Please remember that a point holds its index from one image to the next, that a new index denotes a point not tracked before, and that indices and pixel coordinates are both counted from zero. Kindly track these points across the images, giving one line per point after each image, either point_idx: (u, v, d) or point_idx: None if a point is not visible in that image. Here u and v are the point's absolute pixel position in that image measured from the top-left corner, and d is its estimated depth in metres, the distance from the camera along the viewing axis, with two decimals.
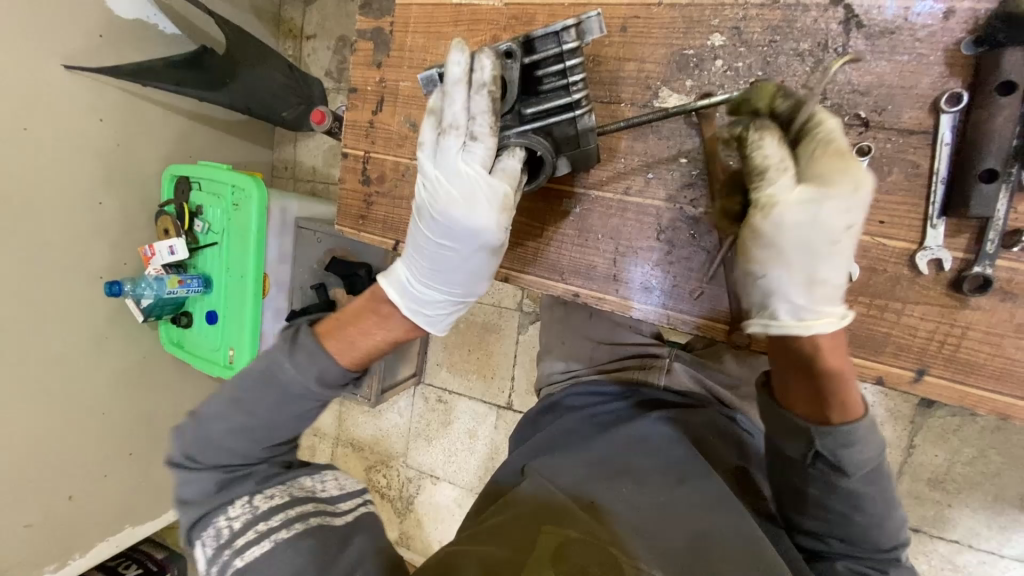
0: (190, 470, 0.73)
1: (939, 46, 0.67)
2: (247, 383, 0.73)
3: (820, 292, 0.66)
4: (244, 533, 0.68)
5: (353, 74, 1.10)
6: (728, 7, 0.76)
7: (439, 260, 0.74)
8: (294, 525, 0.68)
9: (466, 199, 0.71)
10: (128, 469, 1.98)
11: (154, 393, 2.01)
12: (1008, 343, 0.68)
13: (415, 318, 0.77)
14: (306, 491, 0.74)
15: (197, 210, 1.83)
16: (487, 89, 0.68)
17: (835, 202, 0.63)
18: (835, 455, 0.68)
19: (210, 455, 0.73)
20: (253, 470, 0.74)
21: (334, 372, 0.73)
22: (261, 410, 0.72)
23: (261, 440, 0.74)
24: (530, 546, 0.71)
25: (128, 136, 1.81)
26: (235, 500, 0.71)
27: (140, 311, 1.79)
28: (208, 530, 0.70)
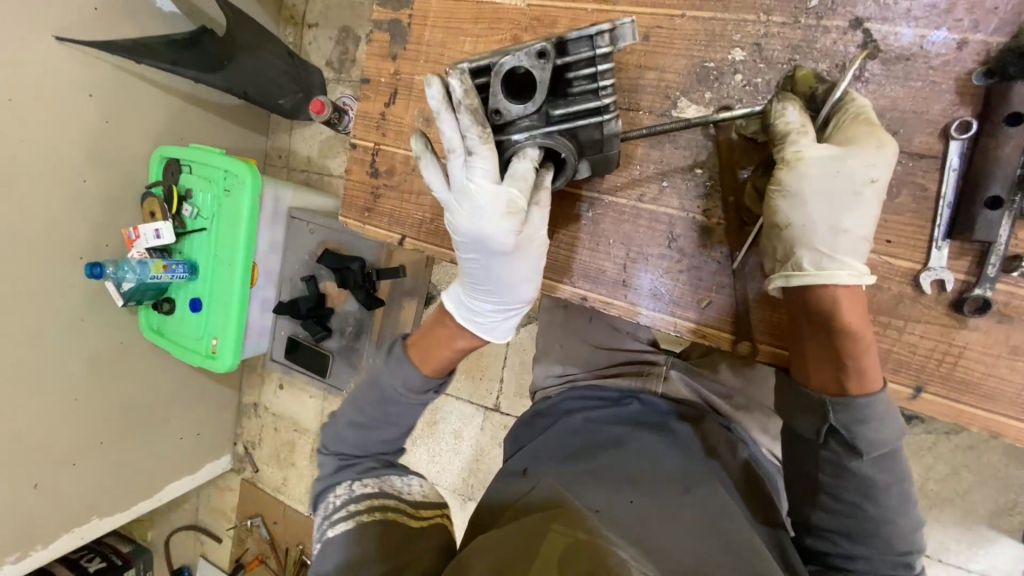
0: (322, 453, 0.95)
1: (952, 74, 0.69)
2: (361, 387, 0.94)
3: (843, 243, 0.67)
4: (340, 510, 0.85)
5: (366, 64, 1.09)
6: (750, 23, 0.78)
7: (476, 274, 0.81)
8: (374, 513, 0.82)
9: (475, 213, 0.74)
10: (99, 458, 1.91)
11: (132, 380, 1.94)
12: (1002, 364, 0.71)
13: (472, 327, 0.87)
14: (392, 489, 0.88)
15: (186, 194, 1.77)
16: (466, 105, 0.69)
17: (857, 159, 0.66)
18: (848, 430, 0.68)
19: (331, 443, 0.94)
20: (359, 461, 0.93)
21: (416, 378, 0.88)
22: (365, 408, 0.92)
23: (371, 440, 0.92)
24: (538, 547, 0.74)
25: (120, 113, 1.75)
26: (340, 482, 0.89)
27: (120, 295, 1.72)
28: (322, 501, 0.90)
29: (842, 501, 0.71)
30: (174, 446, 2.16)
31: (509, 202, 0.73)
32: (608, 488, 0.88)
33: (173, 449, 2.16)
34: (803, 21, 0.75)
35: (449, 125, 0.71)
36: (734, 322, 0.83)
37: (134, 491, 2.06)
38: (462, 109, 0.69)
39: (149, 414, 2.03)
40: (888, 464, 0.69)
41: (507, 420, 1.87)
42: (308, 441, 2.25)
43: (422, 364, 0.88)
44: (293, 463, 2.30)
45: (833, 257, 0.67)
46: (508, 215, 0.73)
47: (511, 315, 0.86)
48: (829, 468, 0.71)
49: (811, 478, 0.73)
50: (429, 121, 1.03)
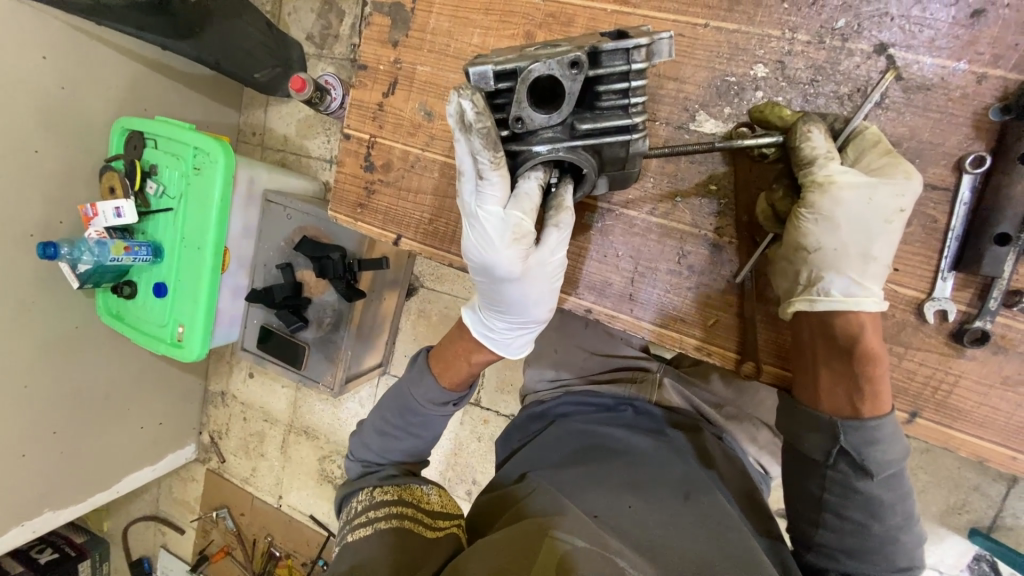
0: (350, 458, 1.03)
1: (970, 108, 0.69)
2: (388, 398, 1.00)
3: (868, 270, 0.69)
4: (361, 515, 0.90)
5: (363, 49, 1.01)
6: (775, 39, 0.76)
7: (486, 295, 0.82)
8: (391, 521, 0.86)
9: (481, 241, 0.73)
10: (52, 450, 1.78)
11: (90, 368, 1.81)
12: (995, 394, 0.73)
13: (485, 341, 0.89)
14: (411, 496, 0.92)
15: (150, 170, 1.64)
16: (475, 129, 0.65)
17: (885, 190, 0.67)
18: (857, 451, 0.69)
19: (358, 448, 1.01)
20: (382, 468, 0.98)
21: (435, 390, 0.95)
22: (390, 417, 0.98)
23: (394, 449, 0.98)
24: (534, 552, 0.72)
25: (78, 80, 1.59)
26: (363, 488, 0.95)
27: (75, 278, 1.60)
28: (349, 504, 0.96)
29: (841, 524, 0.72)
30: (136, 438, 2.04)
31: (516, 232, 0.72)
32: (607, 493, 0.89)
33: (135, 440, 2.04)
34: (828, 42, 0.73)
35: (463, 148, 0.70)
36: (739, 342, 0.83)
37: (91, 483, 1.95)
38: (473, 133, 0.66)
39: (109, 404, 1.90)
40: (896, 483, 0.71)
41: (487, 414, 1.84)
42: (278, 432, 2.17)
43: (443, 377, 0.95)
44: (262, 454, 2.22)
45: (858, 284, 0.69)
46: (512, 243, 0.72)
47: (524, 331, 0.87)
48: (836, 488, 0.72)
49: (815, 497, 0.74)
50: (430, 116, 0.97)
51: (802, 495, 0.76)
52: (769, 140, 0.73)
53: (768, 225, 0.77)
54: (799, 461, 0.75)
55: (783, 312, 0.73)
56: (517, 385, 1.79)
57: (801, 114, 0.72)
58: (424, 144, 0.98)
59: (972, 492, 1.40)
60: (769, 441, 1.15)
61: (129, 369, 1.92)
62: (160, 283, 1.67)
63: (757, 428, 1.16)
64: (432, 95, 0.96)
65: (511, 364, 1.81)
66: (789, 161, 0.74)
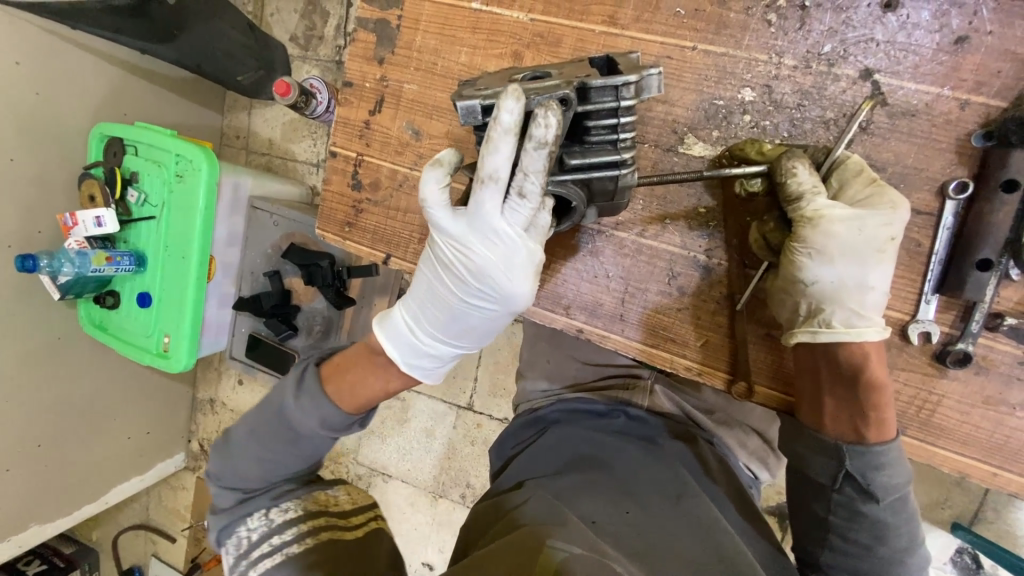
0: (217, 486, 0.88)
1: (952, 135, 0.70)
2: (261, 419, 0.86)
3: (867, 298, 0.70)
4: (260, 545, 0.80)
5: (348, 66, 0.99)
6: (762, 63, 0.76)
7: (460, 317, 0.77)
8: (304, 540, 0.79)
9: (507, 261, 0.71)
10: (36, 464, 1.74)
11: (73, 380, 1.77)
12: (976, 412, 0.75)
13: (414, 372, 0.82)
14: (318, 505, 0.85)
15: (131, 178, 1.61)
16: (548, 148, 0.63)
17: (874, 220, 0.68)
18: (863, 476, 0.72)
19: (228, 476, 0.87)
20: (268, 488, 0.86)
21: (337, 416, 0.83)
22: (270, 444, 0.84)
23: (275, 472, 0.85)
24: (533, 558, 0.71)
25: (52, 87, 1.54)
26: (253, 513, 0.84)
27: (55, 289, 1.56)
28: (231, 537, 0.84)
29: (848, 546, 0.75)
30: (124, 448, 2.00)
31: (535, 260, 0.73)
32: (602, 499, 0.88)
33: (124, 451, 2.00)
34: (815, 66, 0.74)
35: (505, 154, 0.65)
36: (728, 361, 0.84)
37: (78, 495, 1.91)
38: (542, 149, 0.63)
39: (94, 417, 1.86)
40: (903, 506, 0.74)
41: (481, 419, 1.84)
42: None
43: (343, 402, 0.83)
44: None
45: (861, 314, 0.70)
46: (532, 275, 0.73)
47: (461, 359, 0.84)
48: (841, 511, 0.75)
49: (820, 519, 0.77)
50: (418, 135, 0.95)
51: (806, 515, 0.79)
52: (754, 170, 0.74)
53: (762, 255, 0.77)
54: (807, 483, 0.78)
55: (785, 341, 0.75)
56: (509, 390, 1.79)
57: (784, 149, 0.73)
58: (412, 163, 0.97)
59: (954, 488, 1.44)
60: (759, 448, 1.17)
61: (114, 380, 1.89)
62: (144, 292, 1.64)
63: (747, 434, 1.17)
64: (419, 114, 0.95)
65: (503, 369, 1.81)
66: (774, 195, 0.75)
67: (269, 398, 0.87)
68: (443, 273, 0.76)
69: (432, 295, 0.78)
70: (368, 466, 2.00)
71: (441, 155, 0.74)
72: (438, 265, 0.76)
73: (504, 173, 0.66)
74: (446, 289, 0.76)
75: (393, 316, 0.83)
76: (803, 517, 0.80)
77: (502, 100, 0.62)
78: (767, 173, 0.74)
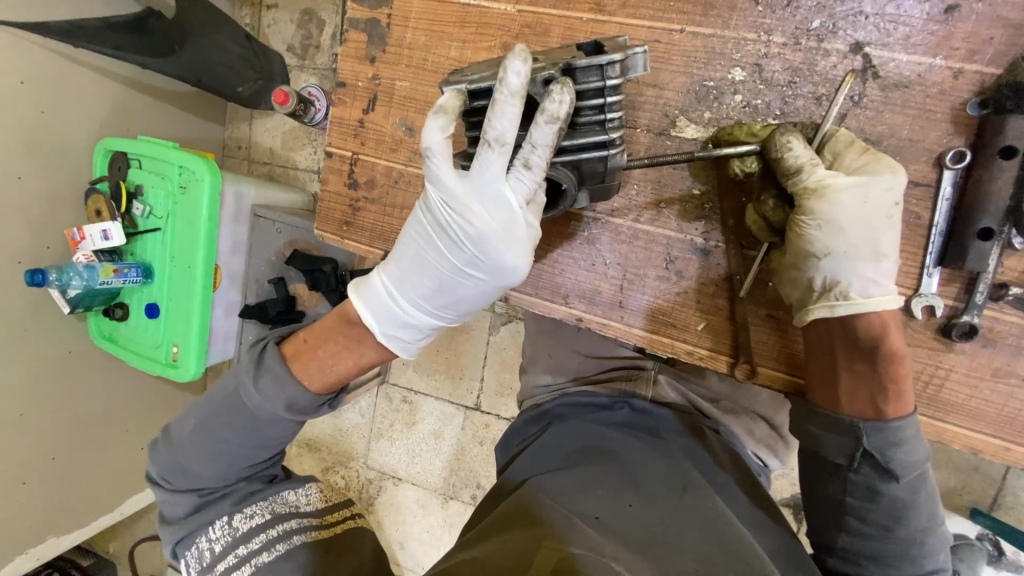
0: (170, 492, 0.87)
1: (946, 104, 0.70)
2: (214, 409, 0.84)
3: (881, 266, 0.69)
4: (225, 557, 0.81)
5: (340, 66, 1.00)
6: (751, 42, 0.75)
7: (450, 287, 0.75)
8: (277, 547, 0.81)
9: (505, 233, 0.71)
10: (51, 477, 1.75)
11: (86, 393, 1.79)
12: (985, 385, 0.73)
13: (390, 344, 0.80)
14: (289, 507, 0.87)
15: (136, 191, 1.63)
16: (560, 124, 0.65)
17: (879, 187, 0.67)
18: (882, 455, 0.71)
19: (184, 480, 0.86)
20: (231, 489, 0.86)
21: (304, 398, 0.82)
22: (225, 426, 0.82)
23: (230, 464, 0.84)
24: (529, 554, 0.71)
25: (57, 104, 1.57)
26: (213, 522, 0.84)
27: (65, 303, 1.58)
28: (190, 548, 0.84)
29: (865, 526, 0.75)
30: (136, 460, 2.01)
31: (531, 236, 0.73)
32: (604, 495, 0.87)
33: (137, 462, 2.01)
34: (804, 43, 0.73)
35: (513, 119, 0.65)
36: (732, 344, 0.83)
37: (94, 507, 1.92)
38: (554, 122, 0.64)
39: (107, 429, 1.88)
40: (923, 484, 0.73)
41: (489, 418, 1.84)
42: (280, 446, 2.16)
43: (311, 381, 0.82)
44: None
45: (877, 283, 0.70)
46: (529, 252, 0.73)
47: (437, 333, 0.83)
48: (858, 491, 0.74)
49: (837, 501, 0.77)
50: (411, 131, 0.96)
51: (821, 498, 0.78)
52: (746, 150, 0.73)
53: (763, 236, 0.77)
54: (820, 465, 0.77)
55: (800, 320, 0.74)
56: (516, 388, 1.79)
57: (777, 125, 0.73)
58: (407, 159, 0.97)
59: (971, 472, 1.40)
60: (767, 435, 1.15)
61: (125, 391, 1.91)
62: (152, 303, 1.66)
63: (754, 421, 1.16)
64: (413, 110, 0.95)
65: (509, 368, 1.80)
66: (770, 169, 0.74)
67: (222, 386, 0.85)
68: (439, 239, 0.74)
69: (422, 261, 0.76)
70: (378, 470, 2.00)
71: (443, 99, 0.69)
72: (434, 231, 0.74)
73: (510, 137, 0.66)
74: (441, 255, 0.74)
75: (376, 282, 0.80)
76: (818, 500, 0.79)
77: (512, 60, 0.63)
78: (760, 152, 0.73)
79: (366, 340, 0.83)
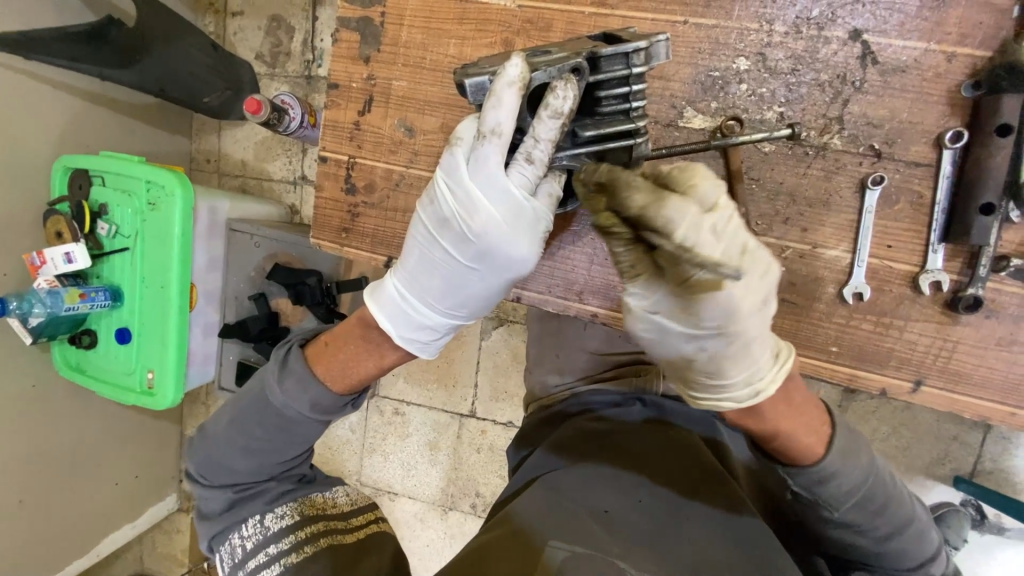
0: (206, 487, 0.84)
1: (943, 86, 0.73)
2: (242, 409, 0.81)
3: (746, 335, 0.60)
4: (256, 555, 0.79)
5: (332, 67, 0.97)
6: (753, 31, 0.77)
7: (456, 285, 0.71)
8: (302, 549, 0.77)
9: (509, 224, 0.67)
10: (19, 521, 1.62)
11: (54, 428, 1.66)
12: (990, 355, 0.76)
13: (407, 345, 0.76)
14: (317, 509, 0.83)
15: (101, 210, 1.54)
16: (563, 119, 0.63)
17: (723, 218, 0.54)
18: (810, 491, 0.75)
19: (218, 476, 0.83)
20: (263, 488, 0.83)
21: (327, 399, 0.79)
22: (254, 430, 0.80)
23: (263, 461, 0.81)
24: (535, 561, 0.73)
25: (12, 120, 1.46)
26: (246, 519, 0.82)
27: (26, 333, 1.46)
28: (224, 544, 0.82)
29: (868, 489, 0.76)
30: (112, 495, 1.88)
31: (543, 226, 0.68)
32: (608, 485, 0.88)
33: (114, 497, 1.88)
34: (805, 32, 0.75)
35: (511, 115, 0.63)
36: None
37: (69, 549, 1.79)
38: (554, 118, 0.63)
39: (79, 465, 1.74)
40: (878, 493, 0.75)
41: (485, 425, 1.81)
42: None
43: (334, 383, 0.79)
44: None
45: (748, 356, 0.62)
46: (536, 242, 0.68)
47: (450, 334, 0.78)
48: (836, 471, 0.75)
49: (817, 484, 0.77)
50: (412, 132, 0.93)
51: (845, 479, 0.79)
52: (780, 135, 0.76)
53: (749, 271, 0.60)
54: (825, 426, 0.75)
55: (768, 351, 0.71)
56: (512, 392, 1.76)
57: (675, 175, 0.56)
58: (407, 161, 0.94)
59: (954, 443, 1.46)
60: None
61: (99, 423, 1.78)
62: (123, 328, 1.56)
63: None
64: (412, 110, 0.93)
65: (504, 372, 1.77)
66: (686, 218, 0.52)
67: (248, 389, 0.83)
68: (440, 239, 0.70)
69: (426, 262, 0.72)
70: (373, 486, 1.94)
71: (461, 130, 0.68)
72: (436, 231, 0.70)
73: (508, 130, 0.64)
74: (443, 254, 0.70)
75: (384, 287, 0.77)
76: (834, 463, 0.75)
77: (509, 59, 0.63)
78: (793, 135, 0.76)
79: (380, 347, 0.79)
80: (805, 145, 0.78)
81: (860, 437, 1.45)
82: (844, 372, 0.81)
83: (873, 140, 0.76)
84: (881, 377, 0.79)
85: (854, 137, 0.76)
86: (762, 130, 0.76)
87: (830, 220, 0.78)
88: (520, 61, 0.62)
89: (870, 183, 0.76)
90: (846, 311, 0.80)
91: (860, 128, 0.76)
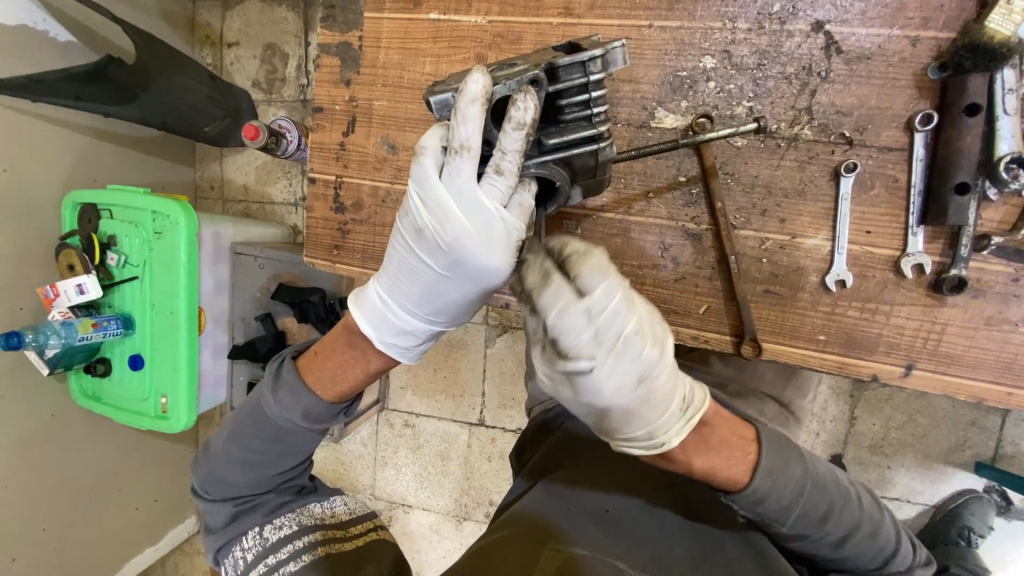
0: (209, 501, 0.87)
1: (910, 70, 0.73)
2: (240, 422, 0.83)
3: (623, 405, 0.65)
4: (257, 565, 0.80)
5: (316, 92, 1.00)
6: (718, 30, 0.78)
7: (434, 292, 0.73)
8: (301, 557, 0.79)
9: (481, 234, 0.68)
10: (43, 549, 1.66)
11: (74, 456, 1.71)
12: (981, 335, 0.75)
13: (390, 351, 0.78)
14: (315, 518, 0.85)
15: (109, 241, 1.59)
16: (527, 130, 0.65)
17: (599, 306, 0.63)
18: (755, 513, 0.73)
19: (219, 489, 0.86)
20: (262, 500, 0.86)
21: (320, 407, 0.81)
22: (253, 441, 0.82)
23: (261, 472, 0.83)
24: (533, 561, 0.74)
25: (21, 161, 1.53)
26: (247, 532, 0.84)
27: (43, 364, 1.51)
28: (228, 557, 0.84)
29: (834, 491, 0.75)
30: (133, 519, 1.91)
31: (516, 237, 0.69)
32: (604, 482, 0.87)
33: (134, 521, 1.92)
34: (768, 27, 0.76)
35: (476, 128, 0.65)
36: (736, 323, 0.83)
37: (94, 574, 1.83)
38: (518, 129, 0.65)
39: (99, 491, 1.79)
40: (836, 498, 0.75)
41: (493, 433, 1.81)
42: None
43: (324, 391, 0.81)
44: None
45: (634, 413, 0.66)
46: (510, 251, 0.69)
47: (433, 338, 0.81)
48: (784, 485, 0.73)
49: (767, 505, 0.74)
50: (394, 149, 0.96)
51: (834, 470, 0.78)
52: (748, 129, 0.77)
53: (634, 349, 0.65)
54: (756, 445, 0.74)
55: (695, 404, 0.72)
56: (519, 399, 1.77)
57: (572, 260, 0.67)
58: (392, 177, 0.97)
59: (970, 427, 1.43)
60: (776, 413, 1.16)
61: (116, 449, 1.82)
62: (135, 355, 1.60)
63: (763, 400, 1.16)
64: (393, 128, 0.96)
65: (508, 379, 1.78)
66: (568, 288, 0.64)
67: (245, 403, 0.85)
68: (417, 248, 0.72)
69: (405, 269, 0.74)
70: (387, 500, 1.95)
71: (428, 141, 0.70)
72: (412, 240, 0.72)
73: (476, 143, 0.66)
74: (420, 263, 0.72)
75: (368, 294, 0.79)
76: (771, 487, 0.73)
77: (471, 74, 0.65)
78: (762, 128, 0.78)
79: (366, 353, 0.80)
80: (777, 137, 0.79)
81: (873, 427, 1.42)
82: (833, 360, 0.80)
83: (844, 128, 0.76)
84: (870, 363, 0.79)
85: (824, 126, 0.77)
86: (734, 125, 0.77)
87: (807, 209, 0.79)
88: (482, 75, 0.64)
89: (844, 170, 0.76)
90: (831, 299, 0.80)
91: (829, 116, 0.76)
